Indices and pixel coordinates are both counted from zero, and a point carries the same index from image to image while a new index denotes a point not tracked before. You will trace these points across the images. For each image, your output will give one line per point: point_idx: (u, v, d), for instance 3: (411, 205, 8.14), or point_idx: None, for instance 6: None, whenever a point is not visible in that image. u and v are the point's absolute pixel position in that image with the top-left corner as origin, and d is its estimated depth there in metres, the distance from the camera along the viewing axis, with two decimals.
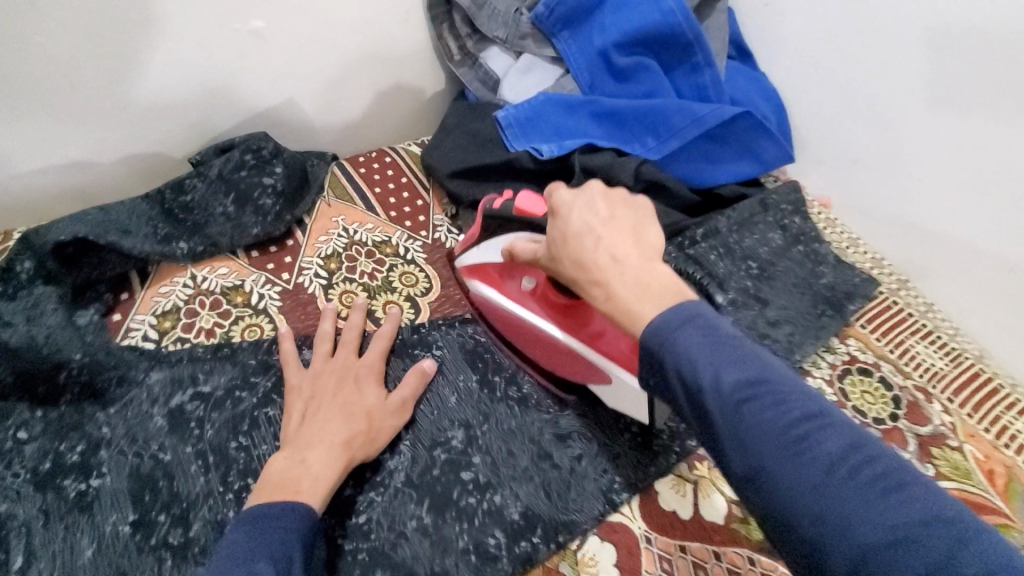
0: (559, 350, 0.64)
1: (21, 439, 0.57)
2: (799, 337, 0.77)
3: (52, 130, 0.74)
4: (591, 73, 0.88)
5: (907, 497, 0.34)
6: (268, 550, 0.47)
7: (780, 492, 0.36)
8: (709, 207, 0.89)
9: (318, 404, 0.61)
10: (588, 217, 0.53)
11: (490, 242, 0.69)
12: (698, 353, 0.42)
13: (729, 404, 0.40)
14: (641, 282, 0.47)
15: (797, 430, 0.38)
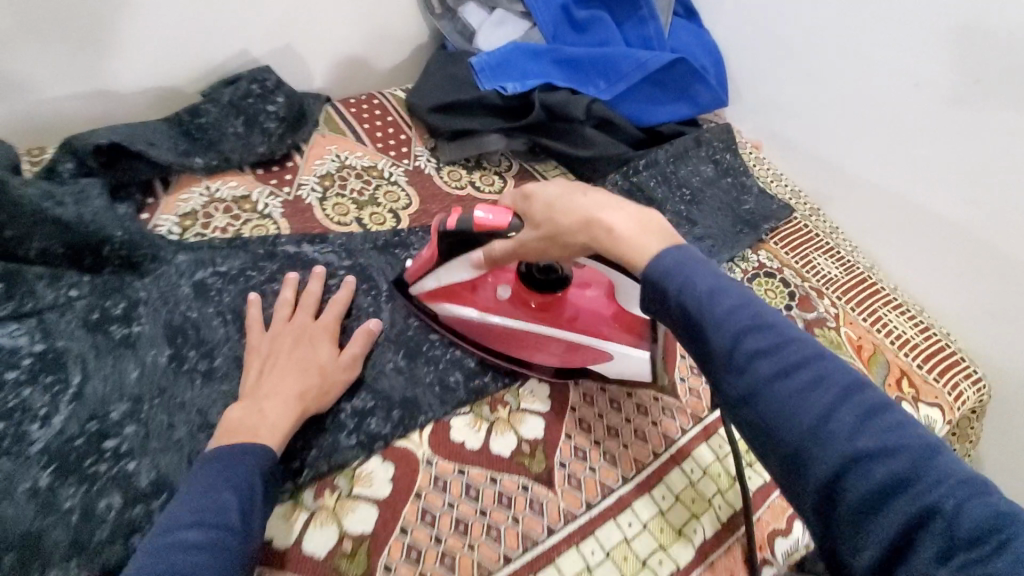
0: (556, 339, 0.70)
1: (73, 295, 0.70)
2: (719, 247, 0.91)
3: (84, 60, 0.87)
4: (555, 26, 1.02)
5: (888, 421, 0.41)
6: (235, 482, 0.53)
7: (781, 412, 0.43)
8: (654, 143, 1.03)
9: (273, 362, 0.65)
10: (561, 186, 0.59)
11: (449, 266, 0.69)
12: (707, 292, 0.48)
13: (734, 337, 0.46)
14: (641, 222, 0.54)
15: (797, 363, 0.44)
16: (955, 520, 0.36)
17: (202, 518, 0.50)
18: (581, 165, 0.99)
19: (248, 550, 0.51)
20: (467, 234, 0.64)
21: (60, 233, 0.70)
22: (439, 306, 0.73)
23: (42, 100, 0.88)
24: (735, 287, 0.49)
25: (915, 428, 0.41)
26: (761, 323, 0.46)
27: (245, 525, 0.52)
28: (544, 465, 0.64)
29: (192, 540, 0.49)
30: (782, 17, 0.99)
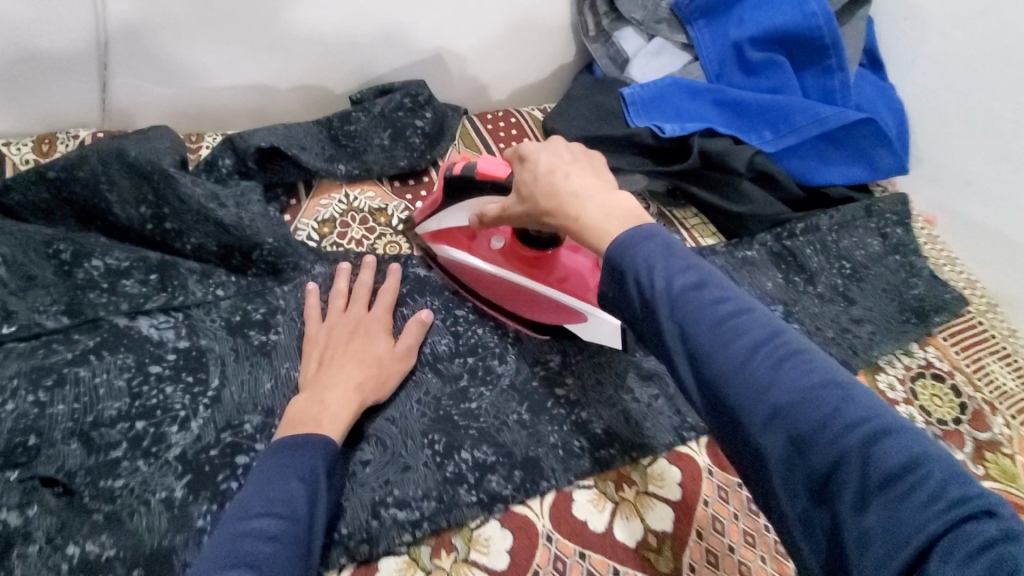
0: (537, 297, 0.72)
1: (219, 295, 0.71)
2: (879, 336, 0.81)
3: (248, 55, 0.89)
4: (720, 64, 0.94)
5: (808, 367, 0.37)
6: (300, 471, 0.53)
7: (706, 375, 0.40)
8: (813, 205, 0.93)
9: (332, 352, 0.66)
10: (552, 159, 0.57)
11: (451, 210, 0.74)
12: (649, 258, 0.44)
13: (672, 297, 0.42)
14: (607, 207, 0.51)
15: (731, 317, 0.40)
16: (876, 465, 0.33)
17: (273, 509, 0.49)
18: (731, 220, 0.90)
19: (313, 544, 0.50)
20: (471, 181, 0.69)
21: (217, 233, 0.71)
22: (437, 247, 0.78)
23: (208, 89, 0.91)
24: (676, 248, 0.45)
25: (838, 373, 0.37)
26: (698, 285, 0.42)
27: (309, 516, 0.51)
28: (672, 565, 0.59)
29: (263, 527, 0.48)
30: (989, 80, 0.86)
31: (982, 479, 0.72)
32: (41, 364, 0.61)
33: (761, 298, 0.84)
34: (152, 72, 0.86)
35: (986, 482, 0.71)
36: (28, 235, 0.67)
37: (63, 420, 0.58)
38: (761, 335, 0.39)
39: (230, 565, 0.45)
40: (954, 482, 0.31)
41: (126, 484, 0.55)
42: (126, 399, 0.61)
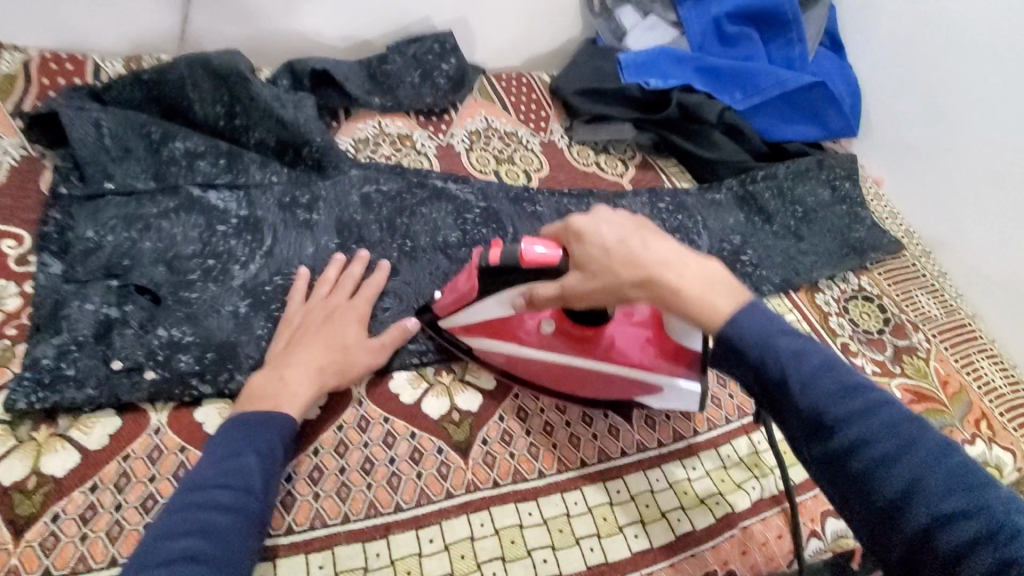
0: (600, 376, 0.67)
1: (274, 181, 0.86)
2: (821, 265, 0.96)
3: (303, 1, 1.05)
4: (703, 37, 1.09)
5: (971, 484, 0.44)
6: (256, 445, 0.55)
7: (871, 475, 0.46)
8: (775, 158, 1.09)
9: (303, 333, 0.67)
10: (615, 232, 0.57)
11: (489, 301, 0.65)
12: (795, 356, 0.50)
13: (825, 403, 0.48)
14: (708, 283, 0.54)
15: (888, 426, 0.47)
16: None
17: (227, 481, 0.52)
18: (703, 165, 1.06)
19: (267, 509, 0.54)
20: (513, 268, 0.61)
21: (276, 130, 0.87)
22: (475, 340, 0.69)
23: (266, 29, 1.06)
24: (819, 353, 0.51)
25: (989, 487, 0.44)
26: (842, 390, 0.48)
27: (264, 486, 0.54)
28: (626, 401, 0.72)
29: (217, 498, 0.51)
30: (943, 70, 1.01)
31: (898, 376, 0.86)
32: (133, 213, 0.76)
33: (724, 230, 0.99)
34: (222, 11, 1.02)
35: (901, 379, 0.86)
36: (126, 117, 0.82)
37: (150, 253, 0.73)
38: (922, 447, 0.46)
39: (180, 533, 0.48)
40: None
41: (200, 298, 0.71)
42: (198, 244, 0.76)
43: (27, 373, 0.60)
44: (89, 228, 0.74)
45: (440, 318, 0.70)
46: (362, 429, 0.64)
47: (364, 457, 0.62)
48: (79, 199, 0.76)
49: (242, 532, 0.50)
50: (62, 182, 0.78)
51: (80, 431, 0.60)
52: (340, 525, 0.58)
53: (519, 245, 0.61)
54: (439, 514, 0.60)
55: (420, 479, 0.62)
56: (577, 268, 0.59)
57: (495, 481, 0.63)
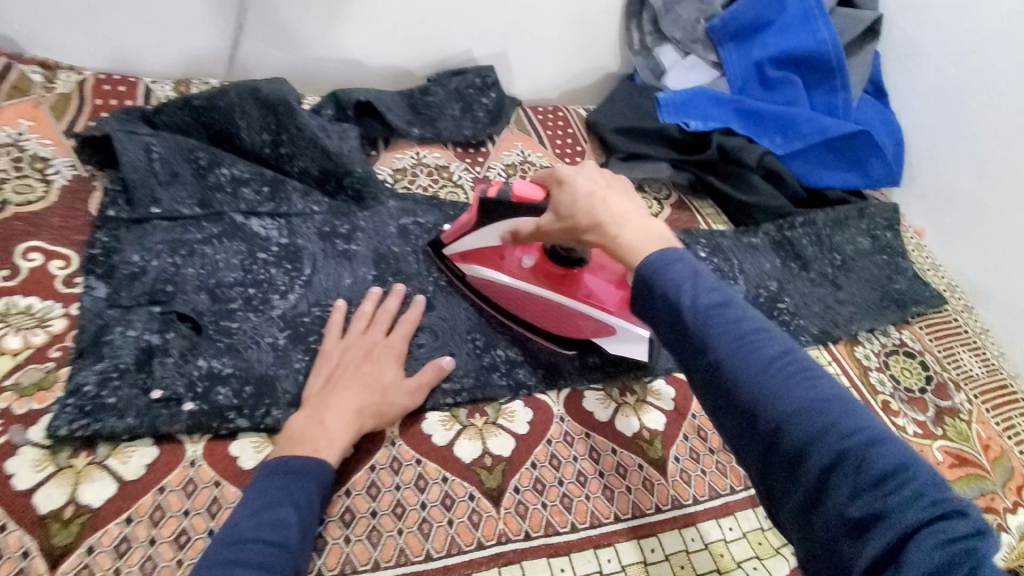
0: (563, 311, 0.75)
1: (315, 210, 0.87)
2: (860, 316, 0.94)
3: (349, 33, 1.07)
4: (743, 79, 1.10)
5: (820, 390, 0.43)
6: (294, 498, 0.55)
7: (729, 379, 0.45)
8: (814, 205, 1.09)
9: (340, 372, 0.66)
10: (589, 185, 0.62)
11: (482, 230, 0.75)
12: (678, 278, 0.50)
13: (701, 317, 0.47)
14: (646, 232, 0.56)
15: (749, 336, 0.46)
16: (871, 463, 0.39)
17: (264, 535, 0.52)
18: (741, 208, 1.05)
19: (303, 566, 0.53)
20: (505, 201, 0.71)
21: (320, 159, 0.89)
22: (467, 266, 0.79)
23: (313, 58, 1.09)
24: (703, 274, 0.50)
25: (838, 390, 0.43)
26: (718, 307, 0.47)
27: (301, 542, 0.53)
28: (660, 453, 0.71)
29: (255, 552, 0.50)
30: (988, 123, 0.99)
31: (940, 438, 0.83)
32: (178, 238, 0.77)
33: (761, 276, 0.97)
34: (271, 38, 1.04)
35: (942, 441, 0.83)
36: (175, 142, 0.84)
37: (193, 279, 0.74)
38: (775, 353, 0.45)
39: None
40: (934, 489, 0.38)
41: (241, 328, 0.71)
42: (240, 272, 0.77)
43: (70, 400, 0.60)
44: (135, 252, 0.75)
45: (444, 241, 0.81)
46: (394, 471, 0.63)
47: (396, 501, 0.62)
48: (126, 222, 0.78)
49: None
50: (110, 204, 0.79)
51: (118, 460, 0.60)
52: (370, 572, 0.57)
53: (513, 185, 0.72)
54: (470, 565, 0.59)
55: (451, 527, 0.61)
56: (553, 213, 0.65)
57: (527, 533, 0.62)
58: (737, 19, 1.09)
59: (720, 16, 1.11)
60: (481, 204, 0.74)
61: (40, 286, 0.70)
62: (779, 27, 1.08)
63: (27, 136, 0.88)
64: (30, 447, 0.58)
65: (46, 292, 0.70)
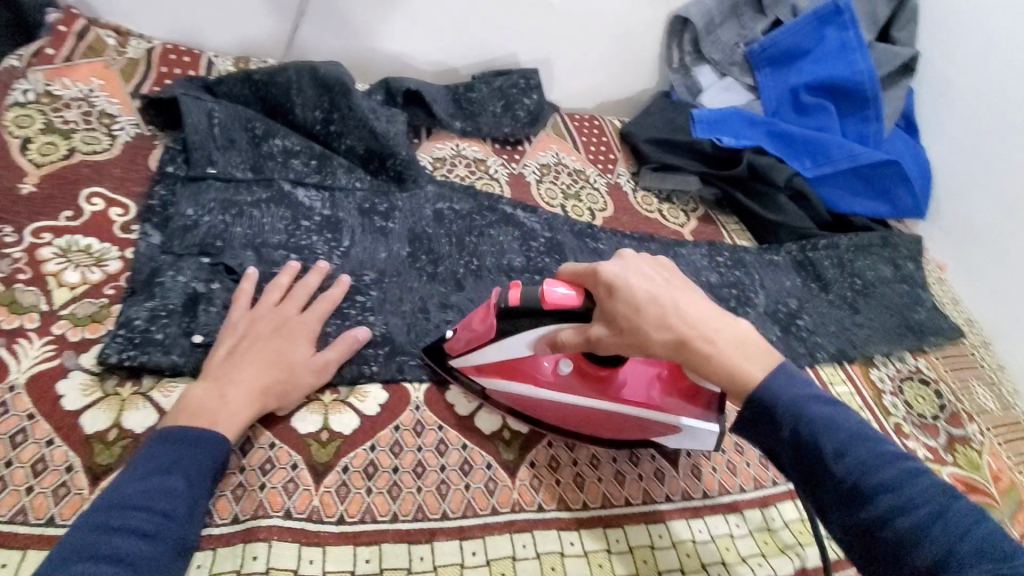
0: (619, 417, 0.67)
1: (358, 186, 0.91)
2: (877, 340, 0.96)
3: (404, 28, 1.12)
4: (778, 103, 1.14)
5: (1014, 561, 0.43)
6: (183, 467, 0.54)
7: (907, 540, 0.45)
8: (839, 230, 1.11)
9: (245, 344, 0.64)
10: (646, 285, 0.55)
11: (508, 343, 0.65)
12: (813, 413, 0.51)
13: (849, 461, 0.48)
14: (740, 343, 0.54)
15: (903, 481, 0.47)
16: None
17: (151, 503, 0.51)
18: (767, 227, 1.07)
19: (191, 536, 0.52)
20: (536, 310, 0.62)
21: (368, 139, 0.93)
22: (490, 379, 0.68)
23: (366, 48, 1.13)
24: (836, 409, 0.51)
25: (1010, 541, 0.44)
26: (870, 457, 0.48)
27: (188, 512, 0.52)
28: (673, 447, 0.72)
29: (134, 522, 0.50)
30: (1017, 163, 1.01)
31: (948, 464, 0.84)
32: (230, 199, 0.81)
33: (781, 292, 0.99)
34: (330, 26, 1.09)
35: (952, 467, 0.84)
36: (236, 112, 0.89)
37: (240, 237, 0.78)
38: (937, 501, 0.46)
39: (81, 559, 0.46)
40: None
41: None
42: (284, 235, 0.81)
43: (121, 331, 0.64)
44: (190, 206, 0.78)
45: (451, 353, 0.69)
46: (417, 433, 0.66)
47: (417, 461, 0.64)
48: (183, 179, 0.82)
49: (160, 560, 0.49)
50: (170, 161, 0.84)
51: (160, 393, 0.63)
52: (388, 523, 0.59)
53: (540, 287, 0.60)
54: (484, 529, 0.61)
55: (468, 491, 0.63)
56: (602, 317, 0.58)
57: (540, 505, 0.64)
58: (775, 46, 1.13)
59: (759, 41, 1.14)
60: (501, 312, 0.64)
61: (100, 228, 0.75)
62: (816, 55, 1.12)
63: (97, 93, 0.91)
64: (81, 371, 0.62)
65: (104, 234, 0.74)
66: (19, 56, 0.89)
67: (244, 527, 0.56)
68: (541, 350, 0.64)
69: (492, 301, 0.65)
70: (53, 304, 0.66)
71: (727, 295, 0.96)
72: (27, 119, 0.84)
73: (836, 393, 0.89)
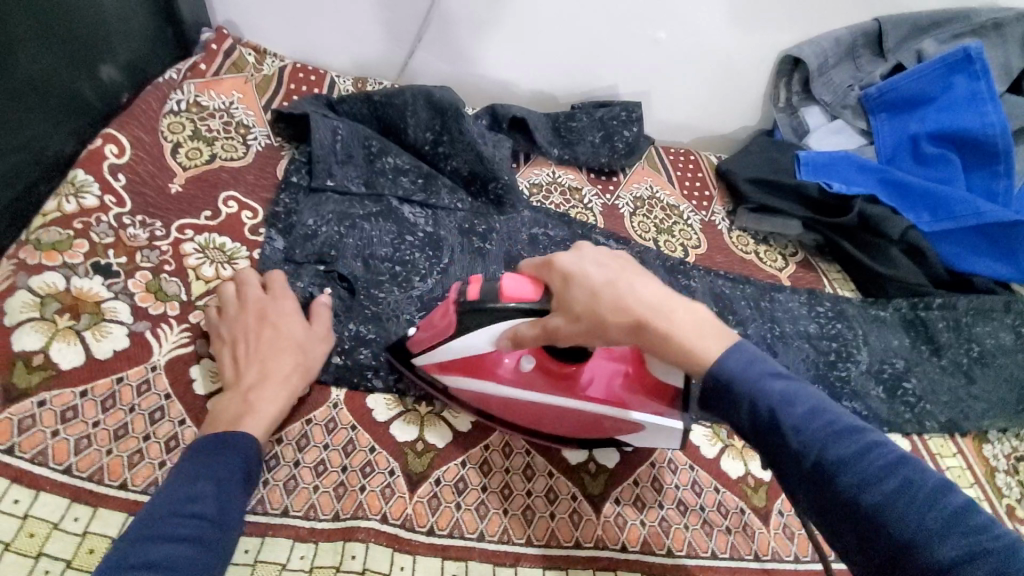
0: (581, 415, 0.65)
1: (460, 206, 0.95)
2: (993, 414, 0.90)
3: (508, 55, 1.13)
4: (894, 150, 1.09)
5: (1000, 552, 0.37)
6: (213, 472, 0.52)
7: (878, 516, 0.41)
8: (955, 288, 1.03)
9: (243, 349, 0.65)
10: (603, 272, 0.54)
11: (465, 340, 0.62)
12: (777, 397, 0.48)
13: (811, 443, 0.45)
14: (695, 324, 0.53)
15: (872, 462, 0.43)
16: None
17: (185, 509, 0.48)
18: (873, 279, 1.02)
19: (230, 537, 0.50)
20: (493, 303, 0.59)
21: (474, 162, 0.96)
22: (449, 377, 0.66)
23: (472, 73, 1.16)
24: (808, 396, 0.48)
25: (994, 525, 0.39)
26: (834, 430, 0.46)
27: (224, 513, 0.50)
28: (764, 502, 0.70)
29: (175, 527, 0.47)
30: None
31: None
32: (346, 211, 0.87)
33: (887, 351, 0.94)
34: (441, 50, 1.12)
35: None
36: (355, 130, 0.94)
37: (352, 247, 0.83)
38: (912, 485, 0.42)
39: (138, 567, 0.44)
40: None
41: (385, 300, 0.80)
42: (390, 248, 0.85)
43: None
44: (311, 216, 0.84)
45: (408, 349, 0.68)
46: (505, 455, 0.67)
47: (504, 482, 0.65)
48: (304, 189, 0.89)
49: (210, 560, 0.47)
50: (294, 171, 0.90)
51: None
52: (476, 541, 0.61)
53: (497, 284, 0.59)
54: (567, 560, 0.61)
55: (552, 520, 0.63)
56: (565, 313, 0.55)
57: (624, 545, 0.63)
58: (896, 91, 1.08)
59: (878, 85, 1.10)
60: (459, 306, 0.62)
61: (232, 229, 0.82)
62: (941, 104, 1.06)
63: (237, 105, 0.99)
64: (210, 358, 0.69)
65: (237, 235, 0.82)
66: (177, 70, 0.97)
67: (344, 525, 0.59)
68: (503, 348, 0.62)
69: (451, 297, 0.64)
70: (191, 295, 0.74)
71: (828, 348, 0.92)
72: (177, 125, 0.91)
73: (946, 467, 0.84)
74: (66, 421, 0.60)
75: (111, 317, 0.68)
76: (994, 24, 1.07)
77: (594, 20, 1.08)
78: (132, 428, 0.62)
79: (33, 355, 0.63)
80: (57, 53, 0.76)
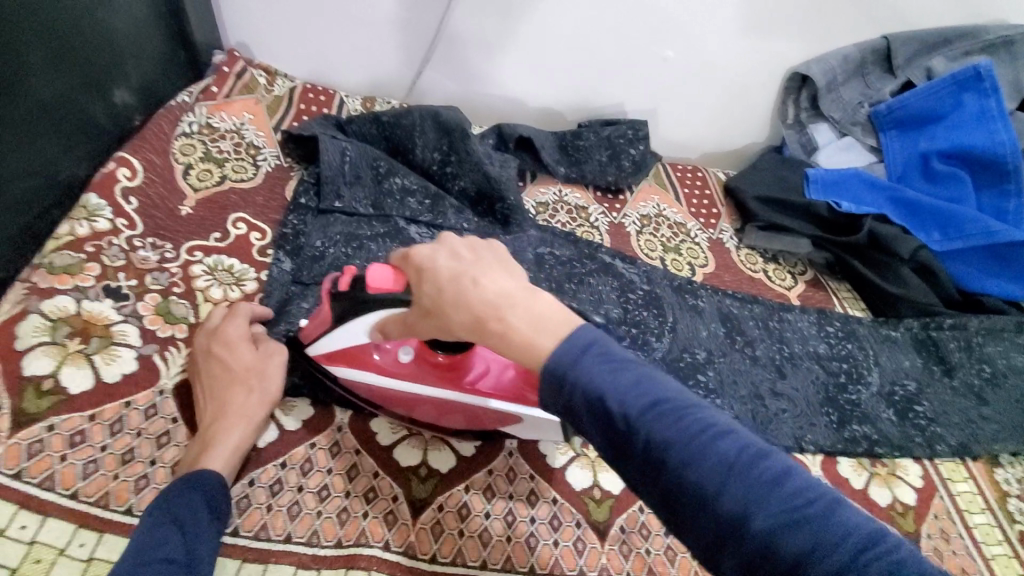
0: (458, 406, 0.65)
1: (467, 226, 0.95)
2: (1005, 436, 0.88)
3: (515, 74, 1.14)
4: (904, 168, 1.09)
5: (812, 514, 0.36)
6: (182, 512, 0.52)
7: (704, 494, 0.38)
8: (965, 309, 1.02)
9: (202, 387, 0.63)
10: (452, 262, 0.49)
11: (341, 328, 0.63)
12: (602, 380, 0.42)
13: (640, 424, 0.40)
14: (537, 321, 0.45)
15: (699, 438, 0.39)
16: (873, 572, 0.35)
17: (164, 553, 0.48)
18: (885, 299, 1.00)
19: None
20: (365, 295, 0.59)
21: (481, 182, 0.97)
22: (330, 368, 0.66)
23: (479, 92, 1.17)
24: (633, 369, 0.43)
25: (804, 483, 0.38)
26: (659, 407, 0.41)
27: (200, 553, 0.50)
28: None
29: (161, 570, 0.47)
30: None
31: None
32: (353, 232, 0.88)
33: (898, 372, 0.93)
34: (449, 70, 1.13)
35: None
36: (364, 150, 0.95)
37: None
38: (734, 454, 0.39)
39: None
40: None
41: None
42: None
43: None
44: (318, 237, 0.85)
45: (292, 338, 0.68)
46: (509, 481, 0.67)
47: (508, 509, 0.65)
48: (313, 210, 0.90)
49: None
50: (303, 192, 0.91)
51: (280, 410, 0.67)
52: (479, 570, 0.60)
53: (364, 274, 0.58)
54: None
55: (556, 548, 0.63)
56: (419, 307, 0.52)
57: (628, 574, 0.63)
58: (905, 108, 1.07)
59: (887, 102, 1.09)
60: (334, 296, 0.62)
61: (241, 250, 0.83)
62: (951, 122, 1.06)
63: (247, 126, 1.00)
64: None
65: (245, 256, 0.83)
66: (189, 93, 0.99)
67: (347, 551, 0.59)
68: (378, 338, 0.62)
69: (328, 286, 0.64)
70: (199, 317, 0.75)
71: (837, 369, 0.91)
72: (188, 147, 0.92)
73: (957, 493, 0.82)
74: (73, 446, 0.61)
75: (121, 340, 0.69)
76: (1006, 41, 1.06)
77: (598, 39, 1.08)
78: (139, 452, 0.63)
79: (43, 379, 0.64)
80: (70, 80, 0.78)
